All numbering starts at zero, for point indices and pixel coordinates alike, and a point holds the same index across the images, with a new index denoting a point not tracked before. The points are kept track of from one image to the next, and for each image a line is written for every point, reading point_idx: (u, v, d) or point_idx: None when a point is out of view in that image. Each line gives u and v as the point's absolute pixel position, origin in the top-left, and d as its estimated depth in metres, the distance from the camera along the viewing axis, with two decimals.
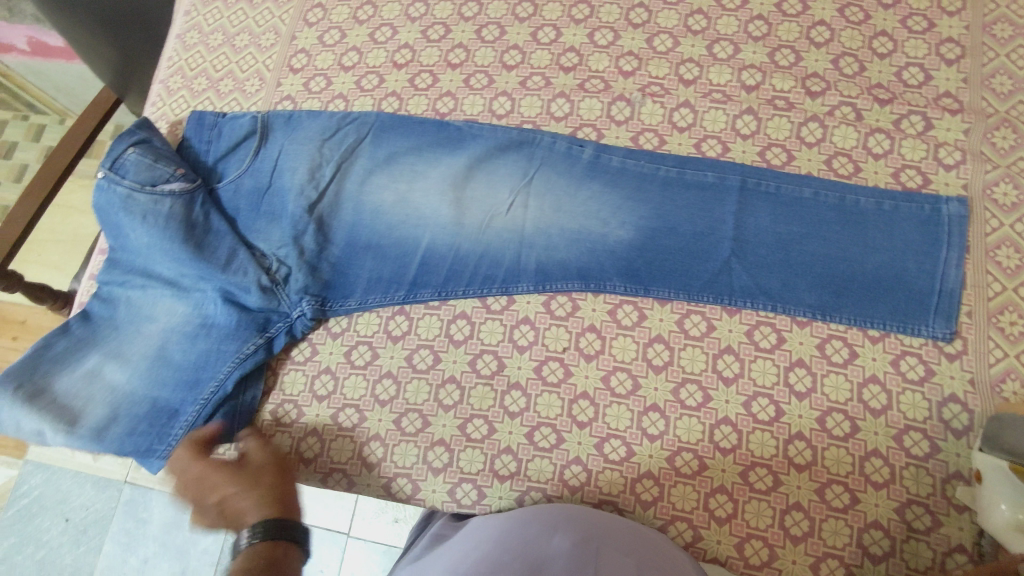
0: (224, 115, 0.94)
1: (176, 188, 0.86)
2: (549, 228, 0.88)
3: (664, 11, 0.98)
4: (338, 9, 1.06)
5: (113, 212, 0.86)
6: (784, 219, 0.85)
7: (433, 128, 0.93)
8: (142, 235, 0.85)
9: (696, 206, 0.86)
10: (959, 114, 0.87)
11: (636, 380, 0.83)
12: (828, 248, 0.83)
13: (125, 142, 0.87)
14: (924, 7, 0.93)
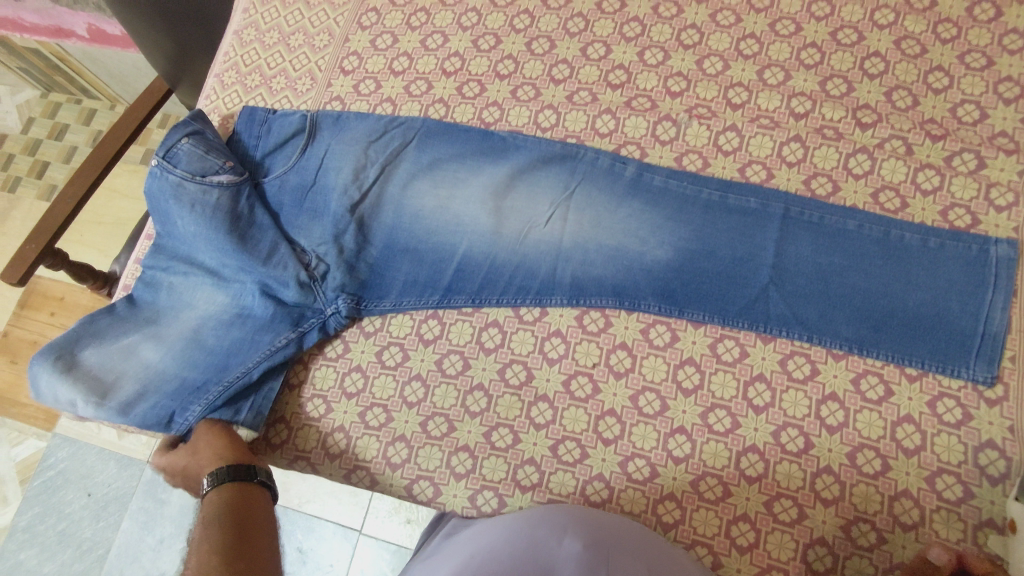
0: (275, 112, 0.97)
1: (224, 180, 0.88)
2: (587, 243, 0.89)
3: (716, 34, 0.98)
4: (392, 15, 1.08)
5: (163, 200, 0.88)
6: (825, 250, 0.84)
7: (479, 136, 0.94)
8: (189, 224, 0.87)
9: (737, 231, 0.86)
10: (1014, 154, 0.85)
11: (664, 401, 0.82)
12: (869, 282, 0.82)
13: (180, 133, 0.90)
14: (984, 44, 0.91)
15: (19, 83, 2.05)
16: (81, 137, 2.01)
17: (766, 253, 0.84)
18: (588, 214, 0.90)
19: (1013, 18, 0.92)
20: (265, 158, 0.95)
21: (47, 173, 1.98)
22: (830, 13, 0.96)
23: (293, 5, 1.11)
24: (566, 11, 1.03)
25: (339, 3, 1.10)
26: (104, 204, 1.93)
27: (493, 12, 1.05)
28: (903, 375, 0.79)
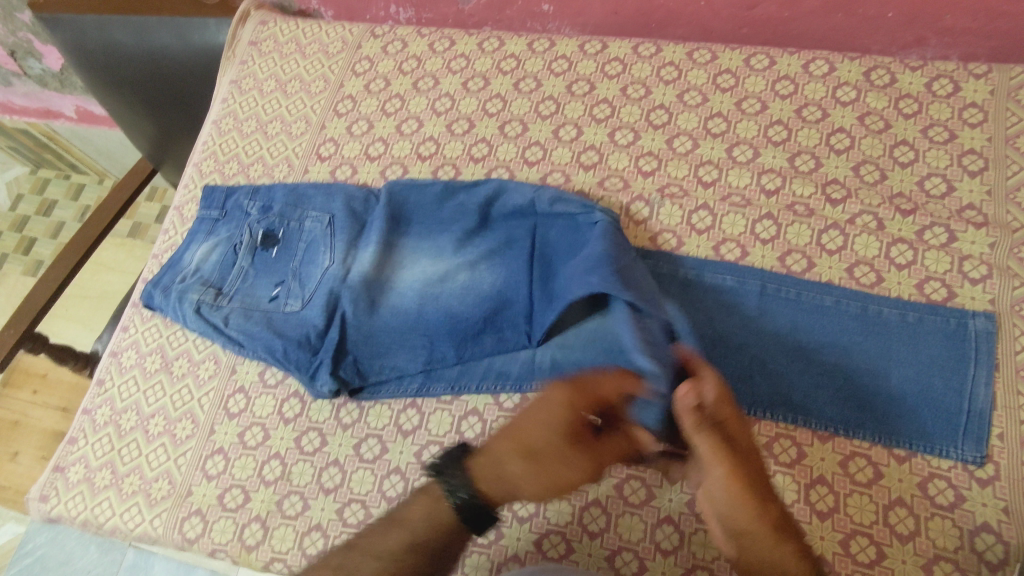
0: (266, 209, 1.01)
1: (218, 270, 0.98)
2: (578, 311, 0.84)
3: (685, 113, 1.00)
4: (368, 101, 1.11)
5: (172, 305, 0.96)
6: (806, 326, 0.83)
7: (456, 207, 0.95)
8: (193, 320, 0.94)
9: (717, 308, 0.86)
10: (983, 227, 0.86)
11: (650, 490, 0.79)
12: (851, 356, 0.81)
13: (196, 244, 1.02)
14: (945, 119, 0.94)
15: (10, 161, 2.07)
16: (69, 212, 1.99)
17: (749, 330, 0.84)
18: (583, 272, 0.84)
19: (971, 93, 0.95)
20: (252, 249, 0.98)
21: (33, 249, 1.92)
22: (793, 91, 0.99)
23: (271, 94, 1.15)
24: (537, 94, 1.05)
25: (315, 92, 1.14)
26: (90, 278, 1.93)
27: (467, 97, 1.07)
28: (892, 456, 0.77)
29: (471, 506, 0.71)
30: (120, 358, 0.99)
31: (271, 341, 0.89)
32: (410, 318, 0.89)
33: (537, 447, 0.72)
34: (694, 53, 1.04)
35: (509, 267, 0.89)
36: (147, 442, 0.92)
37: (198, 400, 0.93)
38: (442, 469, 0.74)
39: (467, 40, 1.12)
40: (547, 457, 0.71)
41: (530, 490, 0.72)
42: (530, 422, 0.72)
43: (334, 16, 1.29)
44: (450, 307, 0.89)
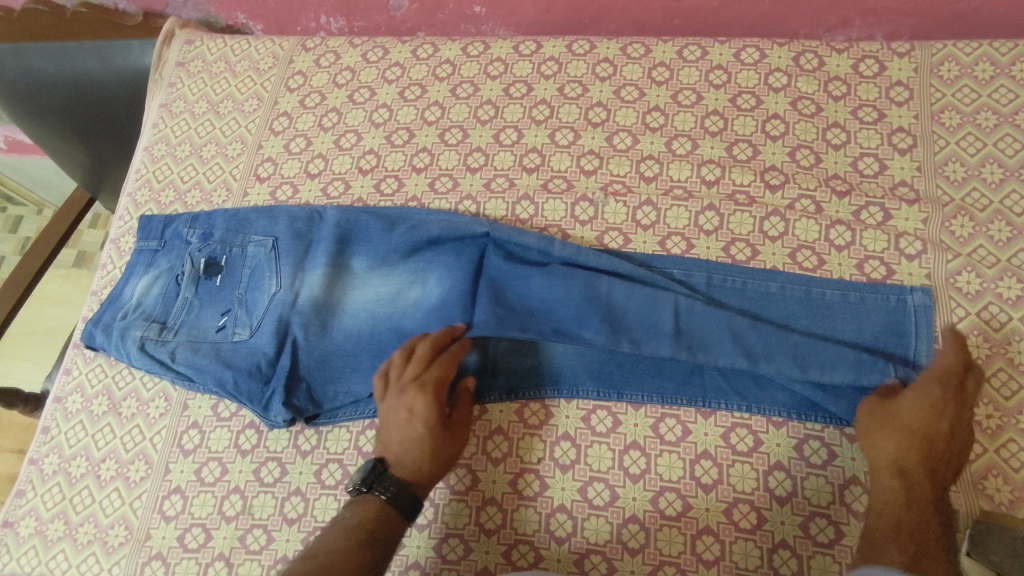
0: (204, 237, 0.98)
1: (162, 305, 0.94)
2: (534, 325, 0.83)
3: (623, 109, 1.00)
4: (304, 117, 1.08)
5: (115, 346, 0.92)
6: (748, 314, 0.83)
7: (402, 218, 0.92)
8: (139, 360, 0.90)
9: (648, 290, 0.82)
10: (915, 203, 0.88)
11: (613, 491, 0.79)
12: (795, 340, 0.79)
13: (135, 278, 0.98)
14: (873, 99, 0.96)
15: None
16: (8, 247, 1.84)
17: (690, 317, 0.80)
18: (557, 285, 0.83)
19: (896, 72, 0.97)
20: (194, 280, 0.95)
21: None
22: (726, 80, 1.00)
23: (203, 116, 1.12)
24: (475, 99, 1.04)
25: (248, 111, 1.11)
26: (34, 312, 1.85)
27: (404, 107, 1.06)
28: (844, 435, 0.79)
29: (403, 491, 0.74)
30: (64, 404, 0.95)
31: (221, 374, 0.87)
32: (362, 339, 0.88)
33: (409, 426, 0.78)
34: (627, 48, 1.04)
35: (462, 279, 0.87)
36: (99, 489, 0.89)
37: (150, 440, 0.90)
38: (369, 478, 0.75)
39: (400, 47, 1.11)
40: (425, 433, 0.77)
41: (425, 466, 0.77)
42: (398, 415, 0.78)
43: (263, 29, 1.26)
44: (402, 325, 0.88)
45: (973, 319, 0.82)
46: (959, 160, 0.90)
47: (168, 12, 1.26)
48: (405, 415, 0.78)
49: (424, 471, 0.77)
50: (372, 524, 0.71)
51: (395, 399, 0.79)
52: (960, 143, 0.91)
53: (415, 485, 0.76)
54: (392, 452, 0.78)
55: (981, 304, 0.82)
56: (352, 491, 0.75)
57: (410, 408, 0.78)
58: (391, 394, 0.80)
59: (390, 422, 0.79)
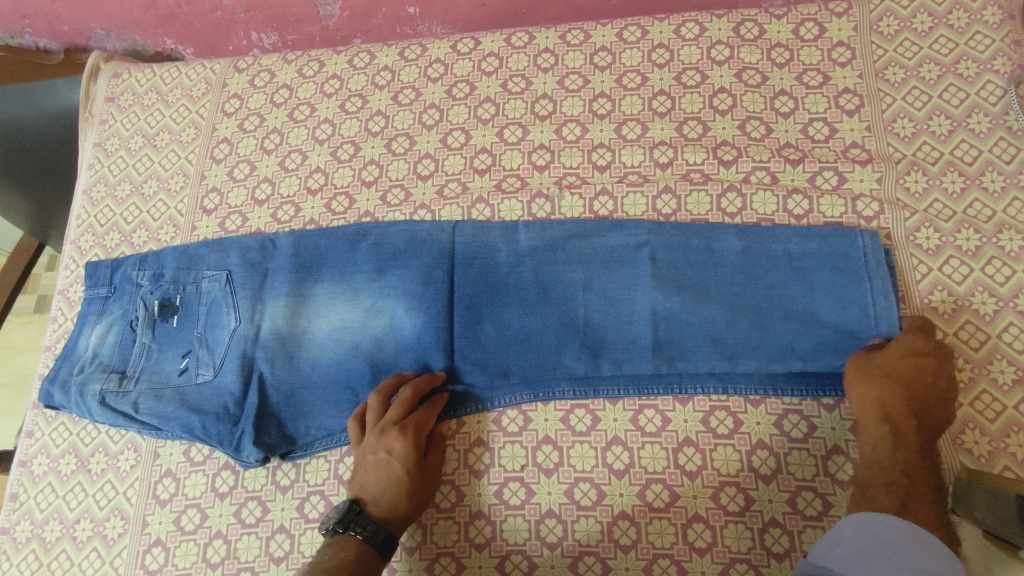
0: (153, 276, 0.93)
1: (117, 352, 0.90)
2: (510, 330, 0.82)
3: (568, 99, 0.98)
4: (245, 142, 1.04)
5: (72, 402, 0.88)
6: (729, 280, 0.80)
7: (361, 235, 0.90)
8: (100, 413, 0.86)
9: (624, 288, 0.82)
10: (868, 163, 0.88)
11: (600, 489, 0.79)
12: (766, 311, 0.78)
13: (84, 327, 0.93)
14: (816, 62, 0.95)
15: None
16: None
17: (664, 308, 0.80)
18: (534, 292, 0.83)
19: (836, 32, 0.96)
20: (145, 323, 0.90)
21: None
22: (669, 59, 0.98)
23: (141, 152, 1.06)
24: (418, 104, 1.02)
25: (187, 141, 1.05)
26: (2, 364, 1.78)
27: (347, 120, 1.03)
28: (822, 406, 0.79)
29: (381, 529, 0.74)
30: (30, 467, 0.91)
31: (188, 419, 0.84)
32: (328, 370, 0.86)
33: (384, 465, 0.76)
34: (567, 35, 1.02)
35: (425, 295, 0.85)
36: (76, 551, 0.85)
37: (124, 494, 0.87)
38: (347, 519, 0.74)
39: (335, 59, 1.07)
40: (403, 475, 0.76)
41: (403, 505, 0.76)
42: (375, 456, 0.77)
43: (194, 52, 1.21)
44: (368, 351, 0.85)
45: (935, 274, 0.82)
46: (907, 116, 0.90)
47: (91, 45, 1.21)
48: (382, 458, 0.76)
49: (401, 510, 0.76)
50: (350, 566, 0.70)
51: (373, 440, 0.78)
52: (906, 98, 0.91)
53: (392, 524, 0.75)
54: (369, 492, 0.76)
55: (942, 259, 0.83)
56: (328, 532, 0.74)
57: (389, 452, 0.77)
58: (368, 434, 0.79)
59: (366, 462, 0.78)
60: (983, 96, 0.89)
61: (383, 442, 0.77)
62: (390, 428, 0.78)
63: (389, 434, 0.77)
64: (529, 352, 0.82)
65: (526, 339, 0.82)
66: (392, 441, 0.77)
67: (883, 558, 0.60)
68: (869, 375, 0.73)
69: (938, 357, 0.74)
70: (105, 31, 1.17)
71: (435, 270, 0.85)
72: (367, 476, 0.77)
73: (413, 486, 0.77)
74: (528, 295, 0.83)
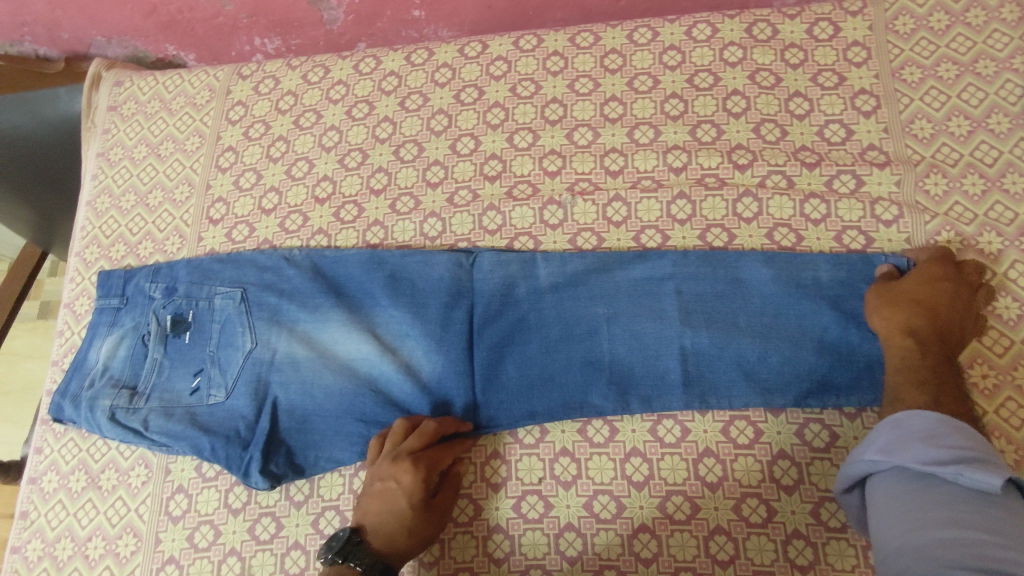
0: (165, 292, 0.92)
1: (125, 369, 0.89)
2: (533, 367, 0.83)
3: (579, 103, 0.97)
4: (249, 150, 1.02)
5: (81, 418, 0.87)
6: (759, 309, 0.80)
7: (382, 265, 0.89)
8: (108, 431, 0.86)
9: (648, 322, 0.82)
10: (887, 166, 0.87)
11: (619, 502, 0.78)
12: (796, 341, 0.78)
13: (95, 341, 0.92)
14: (832, 62, 0.94)
15: None
16: None
17: (695, 341, 0.80)
18: (557, 330, 0.84)
19: (851, 32, 0.95)
20: (156, 337, 0.90)
21: None
22: (681, 60, 0.97)
23: (144, 161, 1.04)
24: (426, 110, 1.00)
25: (191, 150, 1.03)
26: (7, 371, 1.77)
27: (354, 126, 1.00)
28: (844, 415, 0.77)
29: (377, 563, 0.71)
30: (40, 485, 0.89)
31: (198, 440, 0.83)
32: (342, 401, 0.85)
33: (390, 494, 0.74)
34: (576, 37, 1.01)
35: (445, 323, 0.85)
36: (89, 569, 0.84)
37: (135, 512, 0.86)
38: (345, 548, 0.71)
39: (341, 64, 1.05)
40: (407, 508, 0.73)
41: (401, 540, 0.73)
42: (383, 485, 0.74)
43: (196, 58, 1.19)
44: (384, 385, 0.85)
45: None
46: (925, 117, 0.89)
47: (92, 52, 1.18)
48: (389, 488, 0.74)
49: (398, 546, 0.73)
50: None
51: (383, 467, 0.76)
52: (924, 98, 0.90)
53: (388, 557, 0.73)
54: (369, 521, 0.74)
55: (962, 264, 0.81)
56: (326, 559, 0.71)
57: (397, 484, 0.74)
58: (380, 460, 0.77)
59: (371, 490, 0.75)
60: (1003, 95, 0.88)
61: (393, 471, 0.75)
62: (402, 458, 0.75)
63: (399, 465, 0.75)
64: (553, 391, 0.82)
65: (549, 378, 0.82)
66: (401, 471, 0.74)
67: (920, 442, 0.60)
68: (892, 303, 0.75)
69: (959, 284, 0.77)
70: (106, 38, 1.15)
71: (457, 306, 0.86)
72: (370, 505, 0.75)
73: (415, 522, 0.74)
74: (552, 330, 0.84)
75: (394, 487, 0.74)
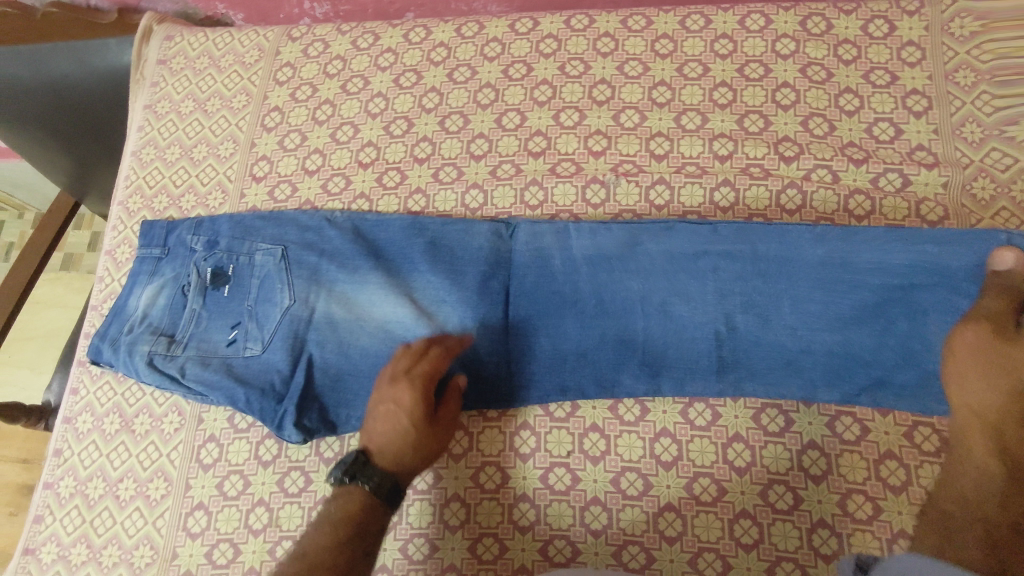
0: (208, 245, 0.92)
1: (165, 316, 0.89)
2: (564, 343, 0.82)
3: (627, 85, 0.97)
4: (296, 111, 1.02)
5: (120, 361, 0.87)
6: (805, 294, 0.77)
7: (424, 232, 0.89)
8: (144, 375, 0.86)
9: (685, 304, 0.80)
10: (935, 167, 0.87)
11: (647, 480, 0.78)
12: (837, 325, 0.76)
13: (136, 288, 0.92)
14: (885, 60, 0.93)
15: None
16: None
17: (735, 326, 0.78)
18: (591, 306, 0.82)
19: (907, 31, 0.94)
20: (197, 288, 0.90)
21: None
22: (733, 50, 0.96)
23: (191, 116, 1.05)
24: (474, 83, 1.00)
25: (238, 108, 1.04)
26: (30, 318, 1.79)
27: (400, 94, 1.01)
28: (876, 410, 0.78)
29: (386, 480, 0.71)
30: (75, 424, 0.91)
31: (233, 391, 0.83)
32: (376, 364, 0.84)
33: (393, 414, 0.73)
34: (628, 20, 1.00)
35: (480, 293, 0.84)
36: (119, 509, 0.86)
37: (167, 457, 0.87)
38: (353, 467, 0.70)
39: (391, 32, 1.05)
40: (410, 426, 0.73)
41: (408, 459, 0.73)
42: (385, 407, 0.74)
43: (244, 19, 1.19)
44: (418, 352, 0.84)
45: None
46: (976, 121, 0.88)
47: (143, 5, 1.19)
48: (391, 408, 0.73)
49: (407, 462, 0.73)
50: (357, 523, 0.68)
51: (384, 390, 0.75)
52: (976, 103, 0.89)
53: (398, 474, 0.72)
54: (374, 443, 0.73)
55: None
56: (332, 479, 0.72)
57: (399, 404, 0.73)
58: (381, 383, 0.76)
59: (374, 412, 0.74)
60: None
61: (393, 394, 0.74)
62: (401, 378, 0.75)
63: (398, 386, 0.74)
64: (584, 367, 0.81)
65: (581, 355, 0.81)
66: (401, 390, 0.74)
67: None
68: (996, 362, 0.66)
69: None
70: None
71: (496, 276, 0.85)
72: (374, 428, 0.73)
73: (421, 441, 0.74)
74: (585, 306, 0.82)
75: (397, 407, 0.73)
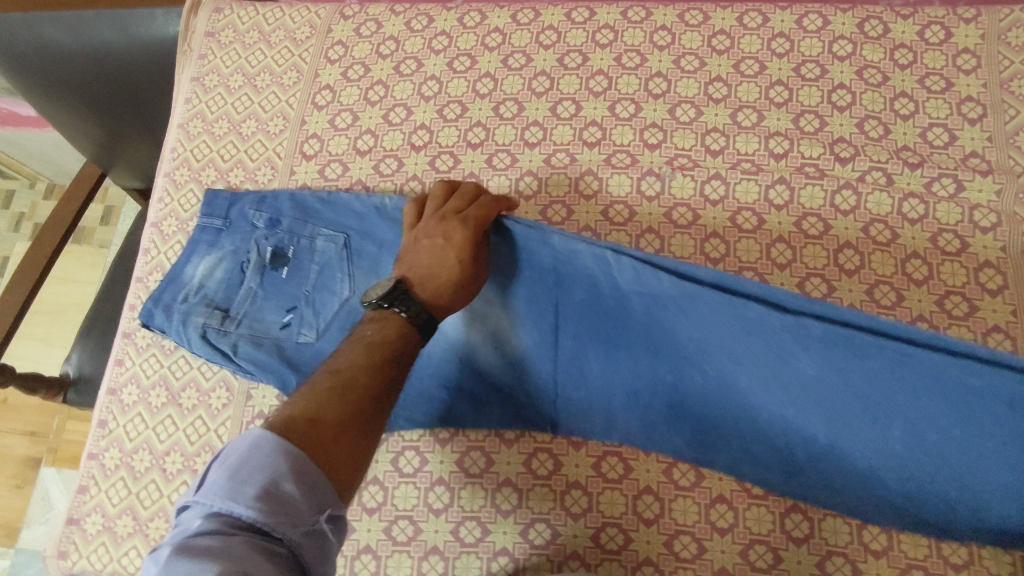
0: (270, 223, 0.92)
1: (220, 290, 0.88)
2: (616, 373, 0.77)
3: (683, 79, 0.97)
4: (347, 90, 1.02)
5: (170, 329, 0.87)
6: (876, 394, 0.61)
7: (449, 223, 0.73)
8: (195, 347, 0.85)
9: (741, 366, 0.66)
10: (989, 174, 0.88)
11: (699, 471, 0.79)
12: (916, 429, 0.61)
13: (193, 257, 0.92)
14: (940, 66, 0.94)
15: None
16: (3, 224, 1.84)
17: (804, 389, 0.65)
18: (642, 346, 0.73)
19: (963, 39, 0.95)
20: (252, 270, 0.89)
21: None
22: (790, 49, 0.97)
23: (239, 90, 1.04)
24: (529, 70, 1.00)
25: (288, 84, 1.03)
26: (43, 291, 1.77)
27: (454, 78, 1.00)
28: None
29: (423, 312, 0.66)
30: (120, 396, 0.91)
31: (286, 374, 0.83)
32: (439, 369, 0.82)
33: (439, 249, 0.67)
34: (685, 14, 1.01)
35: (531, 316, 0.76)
36: (166, 483, 0.86)
37: (215, 432, 0.87)
38: (393, 294, 0.66)
39: (445, 15, 1.04)
40: (457, 263, 0.67)
41: (446, 293, 0.68)
42: (431, 241, 0.68)
43: None
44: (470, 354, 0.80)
45: None
46: None
47: None
48: (438, 244, 0.67)
49: (444, 296, 0.68)
50: (396, 345, 0.63)
51: (431, 226, 0.70)
52: None
53: (434, 309, 0.68)
54: (414, 273, 0.68)
55: None
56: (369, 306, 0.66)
57: (444, 249, 0.67)
58: (427, 221, 0.71)
59: (418, 248, 0.69)
60: None
61: (442, 233, 0.68)
62: (451, 220, 0.68)
63: (447, 228, 0.68)
64: (634, 406, 0.79)
65: (627, 392, 0.78)
66: (452, 228, 0.68)
67: None
68: None
69: None
70: None
71: (539, 285, 0.73)
72: (415, 263, 0.68)
73: (461, 281, 0.68)
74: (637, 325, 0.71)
75: (444, 248, 0.67)
